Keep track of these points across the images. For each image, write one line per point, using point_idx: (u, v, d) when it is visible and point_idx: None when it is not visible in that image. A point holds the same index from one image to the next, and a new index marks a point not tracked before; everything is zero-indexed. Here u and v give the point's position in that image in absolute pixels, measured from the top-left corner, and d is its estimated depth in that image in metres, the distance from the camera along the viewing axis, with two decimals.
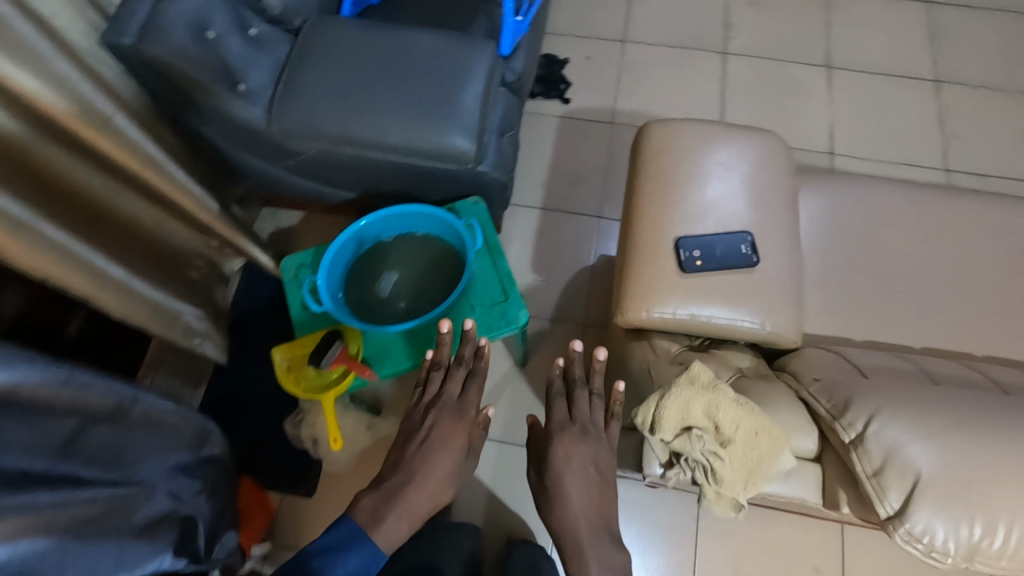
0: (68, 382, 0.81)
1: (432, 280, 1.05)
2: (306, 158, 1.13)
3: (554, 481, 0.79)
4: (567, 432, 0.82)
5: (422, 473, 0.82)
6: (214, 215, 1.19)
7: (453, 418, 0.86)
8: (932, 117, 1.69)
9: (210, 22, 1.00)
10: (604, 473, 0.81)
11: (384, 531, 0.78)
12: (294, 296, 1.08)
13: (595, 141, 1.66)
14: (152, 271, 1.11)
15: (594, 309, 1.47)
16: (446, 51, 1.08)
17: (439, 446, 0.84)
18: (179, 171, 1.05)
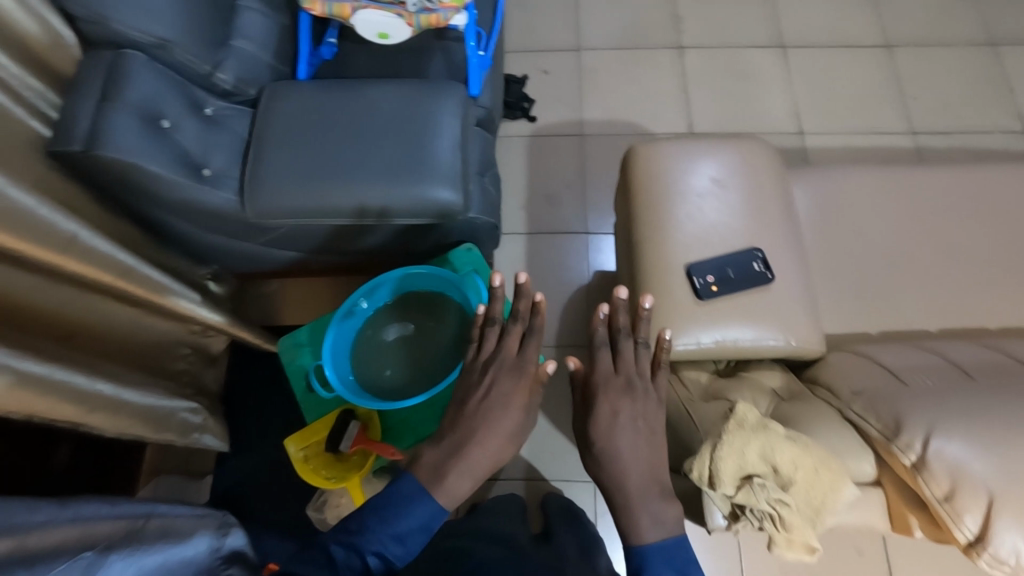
0: (74, 519, 0.72)
1: (442, 340, 1.01)
2: (283, 233, 1.06)
3: (602, 440, 0.69)
4: (612, 388, 0.72)
5: (482, 431, 0.71)
6: (197, 304, 1.10)
7: (513, 376, 0.75)
8: (890, 81, 1.68)
9: (162, 110, 0.94)
10: (654, 426, 0.70)
11: (448, 487, 0.70)
12: (298, 380, 1.04)
13: (567, 155, 1.60)
14: (138, 376, 1.04)
15: None
16: (414, 102, 1.04)
17: (501, 402, 0.73)
18: (153, 271, 0.97)
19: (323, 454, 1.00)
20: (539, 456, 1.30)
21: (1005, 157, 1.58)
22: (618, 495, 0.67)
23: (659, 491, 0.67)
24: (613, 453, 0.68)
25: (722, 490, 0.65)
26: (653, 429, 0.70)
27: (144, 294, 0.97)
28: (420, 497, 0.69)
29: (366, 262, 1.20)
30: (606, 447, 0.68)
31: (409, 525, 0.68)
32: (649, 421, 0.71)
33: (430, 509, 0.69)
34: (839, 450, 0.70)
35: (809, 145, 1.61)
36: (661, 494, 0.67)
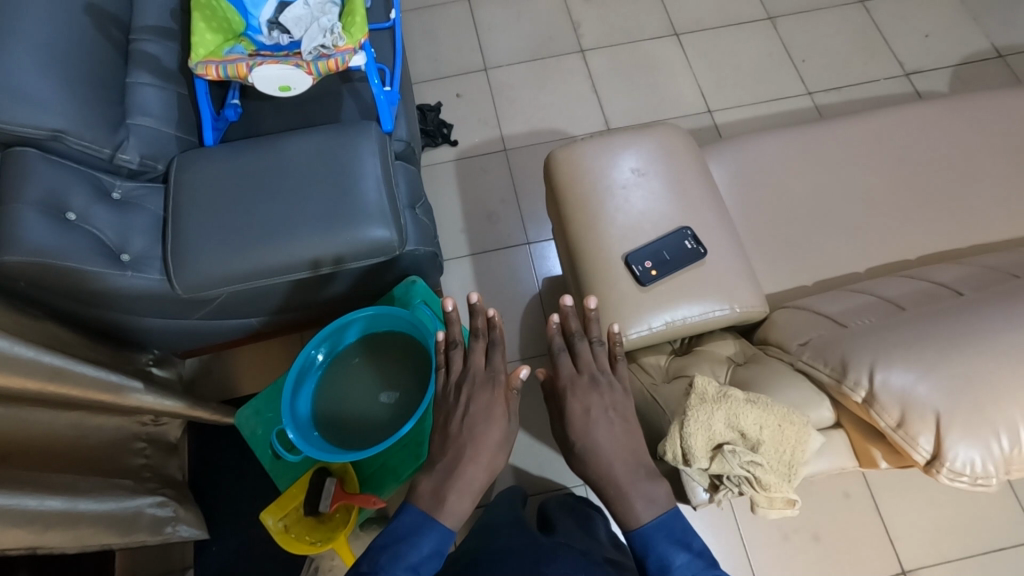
0: None
1: (406, 377, 0.99)
2: (222, 303, 1.03)
3: (581, 437, 0.69)
4: (579, 387, 0.73)
5: (471, 449, 0.69)
6: (142, 392, 1.05)
7: (487, 389, 0.73)
8: (779, 50, 1.78)
9: (67, 201, 0.90)
10: (627, 413, 0.71)
11: (451, 510, 0.66)
12: (264, 449, 1.00)
13: (496, 171, 1.63)
14: (92, 480, 0.97)
15: None
16: (331, 148, 1.03)
17: (479, 413, 0.71)
18: (88, 366, 0.93)
19: (304, 521, 0.95)
20: (526, 471, 1.29)
21: (893, 101, 1.70)
22: (609, 487, 0.66)
23: (645, 472, 0.67)
24: (594, 448, 0.68)
25: (698, 464, 0.66)
26: (626, 416, 0.70)
27: (83, 394, 0.91)
28: (428, 524, 0.64)
29: (313, 314, 1.17)
30: (585, 443, 0.69)
31: (422, 552, 0.63)
32: (621, 410, 0.72)
33: (440, 533, 0.64)
34: (799, 402, 0.73)
35: (720, 121, 1.69)
36: (650, 474, 0.67)
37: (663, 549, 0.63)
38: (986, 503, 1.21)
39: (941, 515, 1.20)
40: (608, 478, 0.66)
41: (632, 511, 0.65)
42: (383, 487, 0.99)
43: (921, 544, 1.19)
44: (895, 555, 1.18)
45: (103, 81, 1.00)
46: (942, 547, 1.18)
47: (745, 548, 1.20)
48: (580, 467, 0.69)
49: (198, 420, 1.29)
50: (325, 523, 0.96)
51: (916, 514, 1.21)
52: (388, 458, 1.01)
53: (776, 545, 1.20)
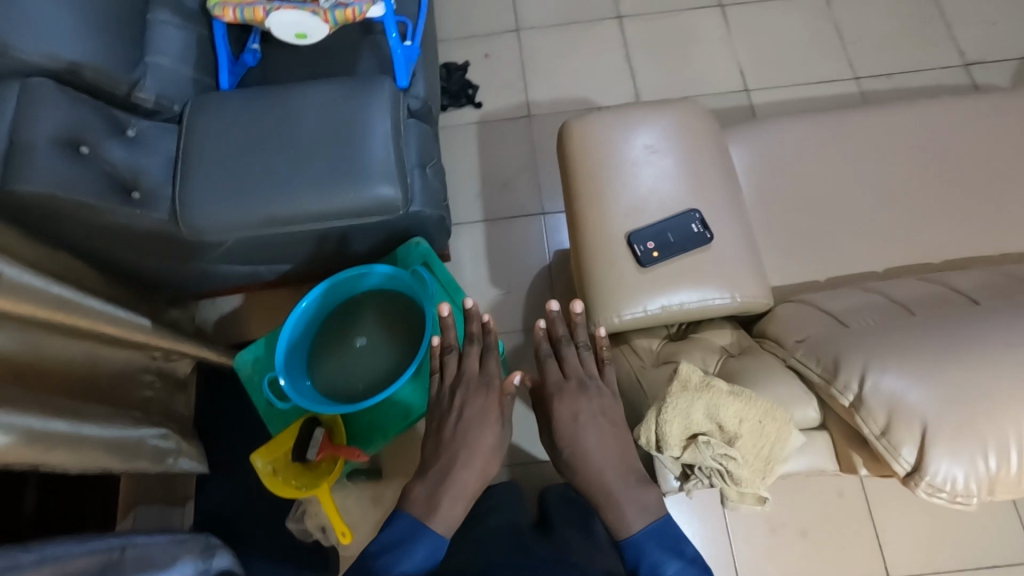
0: (45, 559, 0.70)
1: (399, 338, 1.00)
2: (229, 249, 1.04)
3: (569, 444, 0.69)
4: (566, 392, 0.72)
5: (467, 453, 0.69)
6: (149, 329, 1.08)
7: (482, 393, 0.74)
8: (829, 30, 1.68)
9: (83, 135, 0.91)
10: (616, 418, 0.71)
11: (443, 515, 0.66)
12: (258, 393, 1.03)
13: (517, 138, 1.59)
14: (99, 406, 1.02)
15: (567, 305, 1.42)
16: (342, 103, 1.02)
17: (469, 425, 0.72)
18: (98, 299, 0.97)
19: (292, 471, 0.97)
20: (518, 441, 1.30)
21: (947, 92, 1.60)
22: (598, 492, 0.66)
23: (636, 479, 0.68)
24: (582, 453, 0.68)
25: (669, 453, 0.66)
26: (615, 423, 0.70)
27: (92, 324, 0.95)
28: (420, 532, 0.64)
29: (318, 270, 1.19)
30: (574, 449, 0.68)
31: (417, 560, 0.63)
32: (610, 416, 0.71)
33: (429, 544, 0.64)
34: (785, 400, 0.71)
35: (756, 101, 1.62)
36: (640, 480, 0.67)
37: (656, 558, 0.63)
38: (984, 519, 1.17)
39: (937, 528, 1.17)
40: (600, 485, 0.66)
41: (623, 519, 0.64)
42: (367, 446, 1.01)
43: (911, 554, 1.16)
44: (882, 561, 1.16)
45: (124, 19, 1.00)
46: (933, 559, 1.16)
47: (729, 537, 1.19)
48: (565, 465, 0.70)
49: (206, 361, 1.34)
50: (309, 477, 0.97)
51: (910, 523, 1.18)
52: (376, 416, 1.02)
53: (761, 538, 1.19)
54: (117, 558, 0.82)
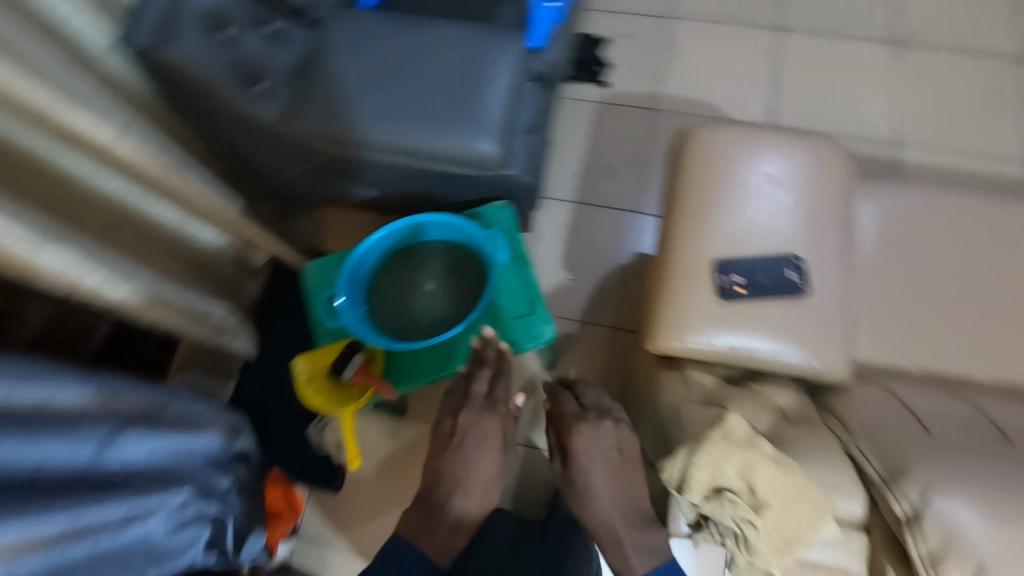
0: (95, 390, 0.76)
1: (458, 293, 1.00)
2: (327, 162, 1.07)
3: (580, 476, 0.79)
4: (584, 424, 0.80)
5: (462, 479, 0.89)
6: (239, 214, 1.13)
7: (483, 419, 0.91)
8: (1019, 103, 1.48)
9: (228, 20, 0.97)
10: (628, 453, 0.80)
11: (433, 533, 0.87)
12: (316, 303, 1.06)
13: (634, 129, 1.53)
14: (181, 272, 1.10)
15: (631, 311, 1.37)
16: (470, 48, 1.01)
17: (465, 456, 0.89)
18: (200, 173, 1.03)
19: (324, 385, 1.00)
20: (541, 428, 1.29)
21: None
22: (606, 535, 0.77)
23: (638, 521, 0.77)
24: (590, 488, 0.78)
25: (689, 498, 0.62)
26: (624, 460, 0.79)
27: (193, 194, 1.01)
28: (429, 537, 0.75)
29: (404, 206, 1.21)
30: (584, 481, 0.79)
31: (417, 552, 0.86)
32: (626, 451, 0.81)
33: None
34: (830, 486, 0.66)
35: (906, 159, 1.46)
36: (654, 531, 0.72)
37: None
38: None
39: None
40: (609, 531, 0.77)
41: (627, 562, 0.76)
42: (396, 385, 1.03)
43: None
44: None
45: None
46: None
47: None
48: (574, 491, 0.80)
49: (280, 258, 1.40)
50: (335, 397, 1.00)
51: None
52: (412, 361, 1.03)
53: None
54: (158, 411, 0.86)
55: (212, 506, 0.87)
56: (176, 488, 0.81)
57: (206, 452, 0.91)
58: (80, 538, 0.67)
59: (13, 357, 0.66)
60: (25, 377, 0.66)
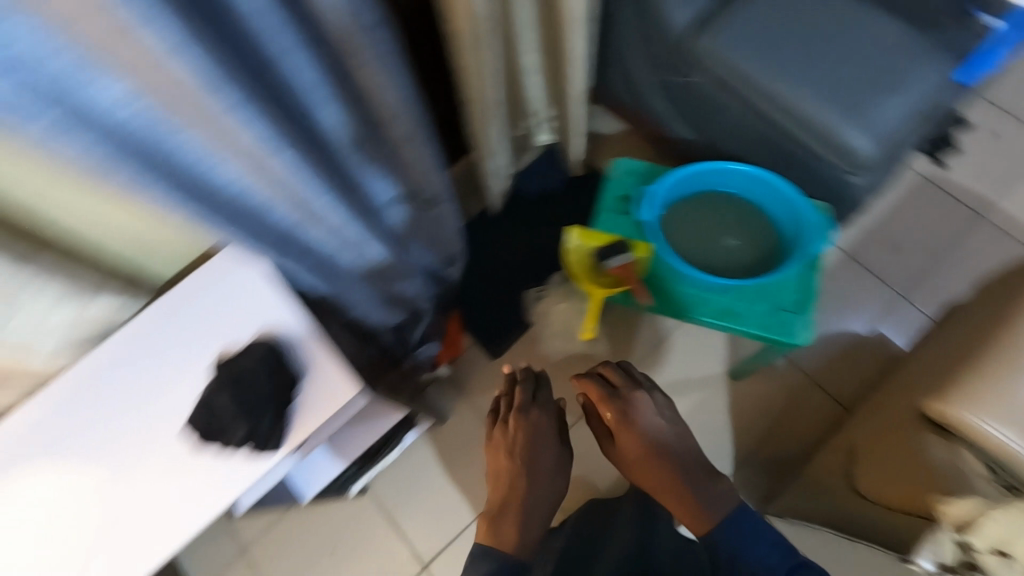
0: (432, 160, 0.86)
1: (744, 260, 0.98)
2: (691, 82, 1.04)
3: (647, 437, 1.01)
4: (625, 396, 1.04)
5: (519, 470, 1.05)
6: (578, 90, 1.18)
7: (529, 420, 1.09)
8: None
9: None
10: (674, 419, 1.05)
11: (503, 529, 1.01)
12: (608, 193, 1.06)
13: (949, 221, 1.39)
14: (506, 110, 1.16)
15: (842, 380, 1.29)
16: (898, 50, 0.95)
17: (543, 440, 1.08)
18: (585, 49, 1.09)
19: (584, 261, 1.02)
20: (695, 424, 1.28)
21: None
22: (675, 497, 0.98)
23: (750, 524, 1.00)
24: (655, 448, 1.01)
25: (973, 543, 0.71)
26: (670, 423, 1.04)
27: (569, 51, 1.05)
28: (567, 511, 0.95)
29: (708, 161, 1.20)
30: (656, 440, 1.01)
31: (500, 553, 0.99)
32: (670, 415, 1.05)
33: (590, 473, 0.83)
34: None
35: None
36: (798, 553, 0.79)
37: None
38: None
39: None
40: (677, 488, 0.98)
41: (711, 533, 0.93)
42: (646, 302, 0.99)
43: None
44: None
45: None
46: None
47: None
48: (654, 457, 1.00)
49: (559, 145, 1.45)
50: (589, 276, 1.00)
51: None
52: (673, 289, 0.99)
53: None
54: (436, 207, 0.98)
55: (408, 299, 1.12)
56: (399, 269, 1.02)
57: (428, 260, 1.11)
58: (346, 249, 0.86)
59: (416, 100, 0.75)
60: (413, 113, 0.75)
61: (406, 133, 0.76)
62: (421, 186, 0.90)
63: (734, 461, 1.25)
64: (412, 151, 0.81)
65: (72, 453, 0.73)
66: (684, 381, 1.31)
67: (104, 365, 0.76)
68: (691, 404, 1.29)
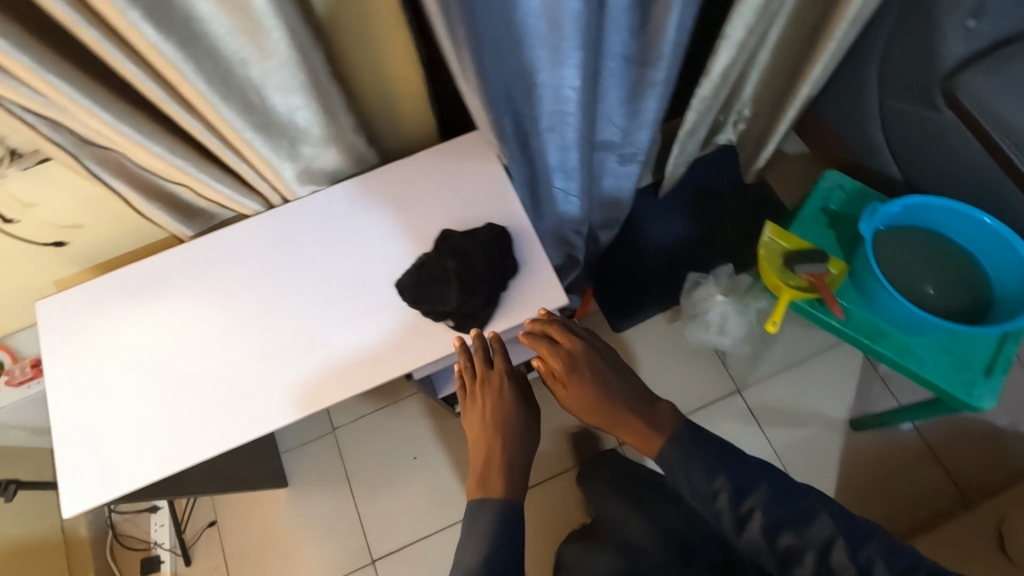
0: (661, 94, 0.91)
1: (948, 306, 0.93)
2: (937, 116, 1.00)
3: (603, 398, 0.78)
4: (577, 353, 0.78)
5: (494, 437, 0.75)
6: (803, 93, 1.14)
7: (494, 388, 0.76)
8: None
9: None
10: (616, 364, 0.81)
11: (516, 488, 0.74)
12: (814, 202, 1.04)
13: None
14: (723, 89, 1.14)
15: (971, 468, 1.20)
16: None
17: (517, 406, 0.77)
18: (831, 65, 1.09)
19: (776, 258, 1.00)
20: (799, 455, 1.26)
21: None
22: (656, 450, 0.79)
23: None
24: (613, 404, 0.78)
25: None
26: (618, 370, 0.81)
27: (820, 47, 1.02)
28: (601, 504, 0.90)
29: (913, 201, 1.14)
30: (609, 401, 0.78)
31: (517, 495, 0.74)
32: (615, 361, 0.82)
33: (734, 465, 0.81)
34: None
35: None
36: None
37: None
38: None
39: None
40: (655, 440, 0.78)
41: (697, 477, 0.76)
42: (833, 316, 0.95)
43: None
44: None
45: None
46: None
47: None
48: (622, 414, 0.78)
49: (743, 147, 1.41)
50: (779, 274, 0.98)
51: None
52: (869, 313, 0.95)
53: None
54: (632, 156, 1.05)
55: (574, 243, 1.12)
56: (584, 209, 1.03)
57: (593, 208, 1.15)
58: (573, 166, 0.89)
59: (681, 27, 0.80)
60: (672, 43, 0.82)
61: (658, 56, 0.84)
62: (639, 123, 0.98)
63: None
64: (652, 81, 0.88)
65: (298, 278, 0.80)
66: (800, 412, 1.28)
67: (341, 206, 0.82)
68: (801, 436, 1.27)
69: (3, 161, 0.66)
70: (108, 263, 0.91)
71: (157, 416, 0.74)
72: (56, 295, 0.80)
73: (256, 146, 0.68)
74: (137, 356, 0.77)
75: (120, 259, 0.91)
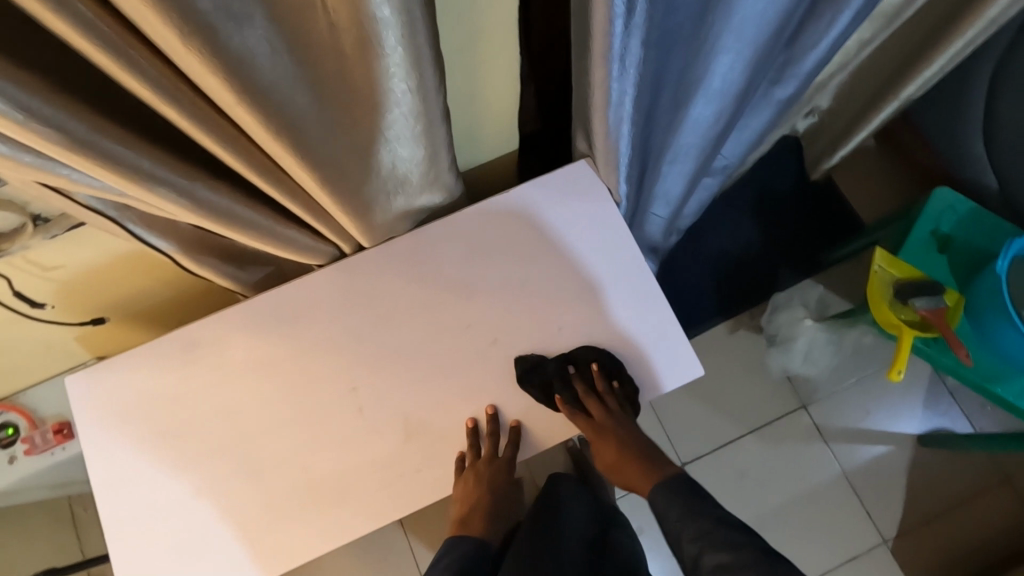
0: (787, 106, 0.78)
1: None
2: None
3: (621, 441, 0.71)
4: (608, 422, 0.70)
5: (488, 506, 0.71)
6: (907, 96, 1.01)
7: (491, 471, 0.67)
8: None
9: None
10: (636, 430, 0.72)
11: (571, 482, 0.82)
12: (924, 226, 0.95)
13: None
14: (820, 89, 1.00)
15: None
16: None
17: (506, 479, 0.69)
18: (945, 68, 0.96)
19: (886, 289, 0.90)
20: (866, 476, 1.20)
21: None
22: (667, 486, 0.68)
23: None
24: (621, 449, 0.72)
25: None
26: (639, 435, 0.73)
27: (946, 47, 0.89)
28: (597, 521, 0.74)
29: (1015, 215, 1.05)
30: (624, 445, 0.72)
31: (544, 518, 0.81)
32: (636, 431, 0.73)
33: None
34: None
35: None
36: None
37: None
38: None
39: None
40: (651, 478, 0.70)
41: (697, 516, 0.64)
42: (947, 355, 0.88)
43: None
44: None
45: None
46: None
47: None
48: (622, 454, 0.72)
49: (812, 140, 1.29)
50: (891, 307, 0.89)
51: None
52: (985, 354, 0.88)
53: None
54: (727, 172, 0.92)
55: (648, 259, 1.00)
56: (673, 226, 0.91)
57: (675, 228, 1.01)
58: (684, 191, 0.77)
59: (843, 33, 0.65)
60: (826, 51, 0.68)
61: (790, 72, 0.71)
62: (749, 137, 0.84)
63: (898, 526, 1.18)
64: (772, 97, 0.75)
65: (380, 343, 0.68)
66: (868, 431, 1.22)
67: (424, 254, 0.70)
68: (868, 455, 1.21)
69: (24, 232, 0.53)
70: (140, 310, 0.78)
71: (231, 515, 0.64)
72: (92, 366, 0.68)
73: (345, 206, 0.56)
74: (195, 441, 0.66)
75: (152, 305, 0.78)
